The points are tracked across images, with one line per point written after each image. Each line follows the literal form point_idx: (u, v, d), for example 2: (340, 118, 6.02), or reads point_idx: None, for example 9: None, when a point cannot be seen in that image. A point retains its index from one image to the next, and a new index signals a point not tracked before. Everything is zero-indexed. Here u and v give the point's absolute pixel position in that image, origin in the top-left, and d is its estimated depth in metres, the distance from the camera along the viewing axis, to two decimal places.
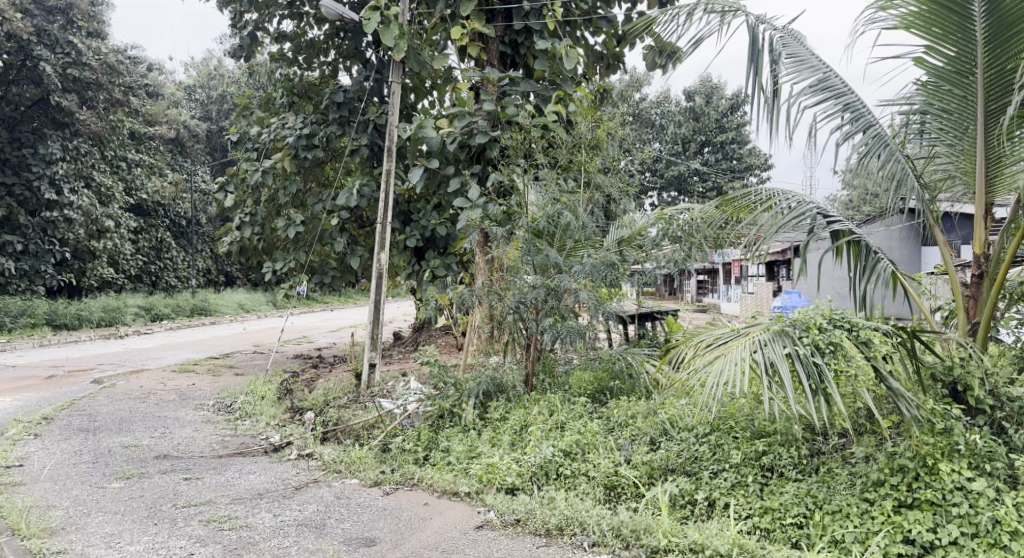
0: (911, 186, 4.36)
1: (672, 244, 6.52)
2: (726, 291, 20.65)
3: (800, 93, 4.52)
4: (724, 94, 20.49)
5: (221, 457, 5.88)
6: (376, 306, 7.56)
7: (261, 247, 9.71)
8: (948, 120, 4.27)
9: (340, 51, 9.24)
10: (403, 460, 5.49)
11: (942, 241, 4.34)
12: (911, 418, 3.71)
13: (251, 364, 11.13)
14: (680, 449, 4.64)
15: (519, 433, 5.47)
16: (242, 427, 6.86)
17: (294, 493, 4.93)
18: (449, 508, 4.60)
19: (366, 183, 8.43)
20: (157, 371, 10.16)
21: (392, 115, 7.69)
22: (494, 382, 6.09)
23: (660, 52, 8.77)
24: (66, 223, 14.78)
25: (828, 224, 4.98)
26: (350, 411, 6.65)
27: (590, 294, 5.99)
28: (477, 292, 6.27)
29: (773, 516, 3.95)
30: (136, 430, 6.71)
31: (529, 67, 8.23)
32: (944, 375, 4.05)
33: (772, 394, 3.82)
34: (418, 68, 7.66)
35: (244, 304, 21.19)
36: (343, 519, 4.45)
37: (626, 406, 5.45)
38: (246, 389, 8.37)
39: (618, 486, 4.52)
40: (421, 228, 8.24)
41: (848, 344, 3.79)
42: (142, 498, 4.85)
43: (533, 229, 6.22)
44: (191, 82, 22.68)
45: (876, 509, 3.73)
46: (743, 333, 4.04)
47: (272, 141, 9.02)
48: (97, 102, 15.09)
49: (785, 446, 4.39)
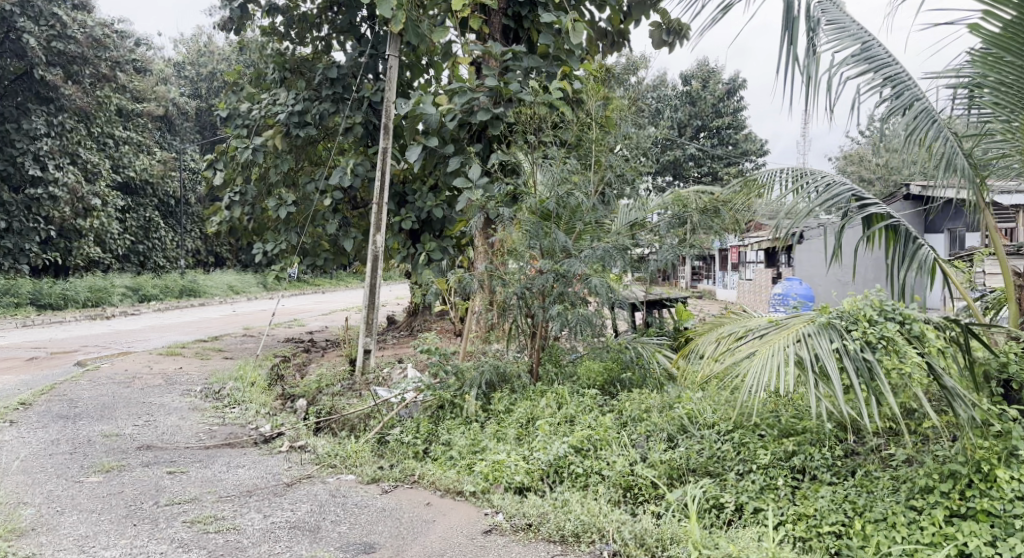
0: (960, 167, 4.05)
1: (681, 228, 6.16)
2: (721, 278, 20.34)
3: (842, 62, 4.15)
4: (720, 78, 19.98)
5: (208, 448, 5.52)
6: (371, 289, 7.20)
7: (252, 227, 9.30)
8: (1005, 94, 3.92)
9: (334, 25, 8.76)
10: (402, 455, 5.14)
11: (993, 227, 4.05)
12: (967, 420, 3.41)
13: (240, 348, 10.72)
14: (702, 447, 4.33)
15: (526, 426, 5.14)
16: (231, 416, 6.48)
17: (286, 490, 4.58)
18: (453, 509, 4.27)
19: (360, 160, 8.01)
20: (143, 354, 9.77)
21: (389, 91, 7.26)
22: (496, 372, 5.76)
23: (667, 29, 8.38)
24: (51, 201, 14.30)
25: (863, 207, 4.65)
26: (344, 399, 6.26)
27: (603, 280, 5.58)
28: (478, 276, 5.89)
29: (808, 524, 3.66)
30: (119, 418, 6.34)
31: (533, 42, 7.79)
32: (998, 372, 3.72)
33: (817, 394, 3.49)
34: (416, 42, 7.29)
35: (233, 286, 20.72)
36: (340, 521, 4.10)
37: (639, 399, 5.12)
38: (235, 375, 7.98)
39: (634, 487, 4.19)
40: (417, 209, 7.85)
41: (901, 339, 3.47)
42: (122, 494, 4.49)
43: (541, 210, 5.82)
44: (180, 59, 21.98)
45: (926, 519, 3.44)
46: (783, 326, 3.72)
47: (264, 117, 8.61)
48: (83, 76, 14.60)
49: (817, 446, 4.09)
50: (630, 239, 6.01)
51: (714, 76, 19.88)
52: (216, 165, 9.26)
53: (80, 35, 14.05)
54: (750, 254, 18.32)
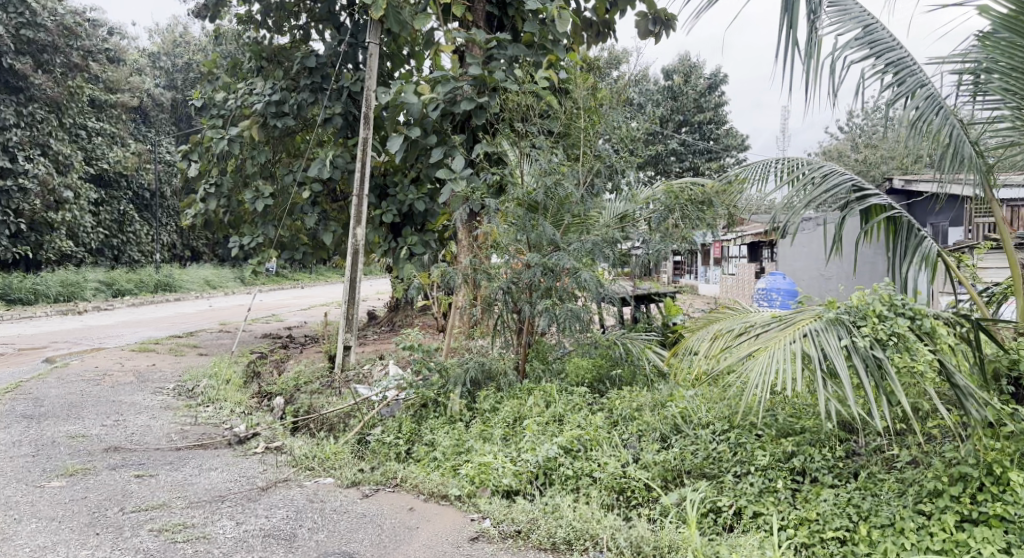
0: (967, 156, 3.93)
1: (674, 221, 5.88)
2: (704, 273, 20.25)
3: (846, 45, 4.01)
4: (702, 73, 19.81)
5: (179, 450, 5.27)
6: (351, 283, 6.94)
7: (228, 220, 8.99)
8: (1015, 80, 3.82)
9: (312, 14, 8.47)
10: (384, 456, 4.92)
11: (1000, 216, 3.94)
12: (978, 420, 3.28)
13: (216, 344, 10.40)
14: (696, 448, 4.14)
15: (513, 425, 4.93)
16: (204, 415, 6.21)
17: (261, 495, 4.34)
18: (436, 514, 4.05)
19: (340, 152, 7.74)
20: (114, 351, 9.42)
21: (370, 80, 6.99)
22: (482, 369, 5.54)
23: (652, 20, 8.18)
24: (21, 193, 13.87)
25: (863, 199, 4.49)
26: (323, 397, 5.99)
27: (591, 274, 5.34)
28: (461, 271, 5.65)
29: (811, 528, 3.50)
30: (86, 418, 6.05)
31: (517, 30, 7.55)
32: (1008, 371, 3.59)
33: (825, 394, 3.34)
34: (398, 29, 6.98)
35: (210, 281, 20.31)
36: (317, 529, 3.87)
37: (629, 397, 4.91)
38: (210, 371, 7.70)
39: (627, 489, 4.00)
40: (398, 203, 7.59)
41: (912, 336, 3.32)
42: (85, 500, 4.22)
43: (528, 201, 5.57)
44: (154, 49, 21.48)
45: (936, 525, 3.30)
46: (787, 321, 3.57)
47: (239, 107, 8.31)
48: (54, 66, 14.43)
49: (816, 447, 3.94)
50: (618, 231, 5.80)
51: (696, 70, 19.69)
52: (191, 156, 8.91)
53: (50, 23, 13.94)
54: (733, 249, 18.30)
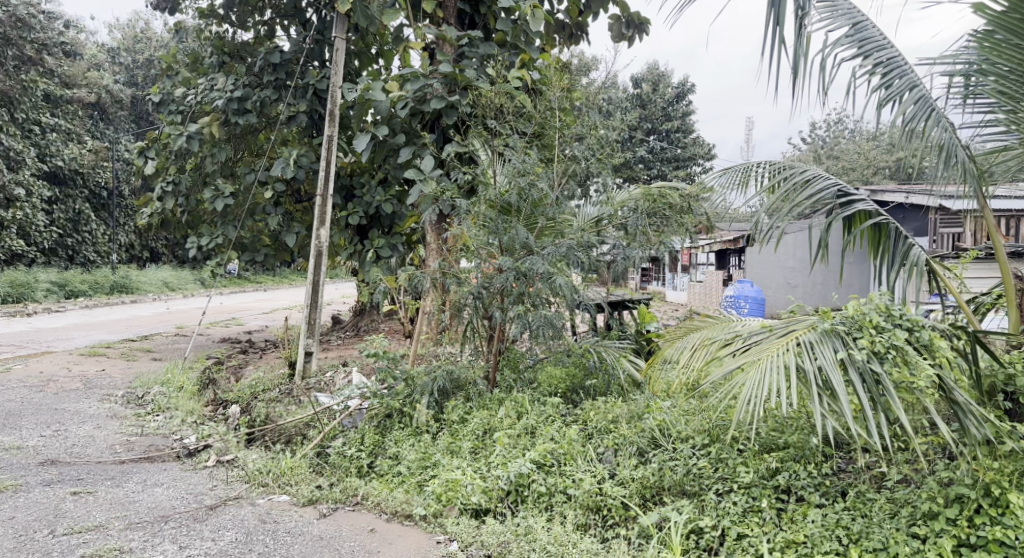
0: (960, 160, 3.79)
1: (653, 223, 5.69)
2: (670, 279, 20.20)
3: (837, 43, 3.85)
4: (671, 82, 19.80)
5: (123, 464, 4.90)
6: (313, 285, 6.59)
7: (185, 219, 8.56)
8: (1012, 83, 3.71)
9: (277, 8, 8.11)
10: (344, 473, 4.60)
11: (993, 222, 3.82)
12: (978, 439, 3.14)
13: (171, 348, 9.94)
14: (674, 463, 3.91)
15: (483, 438, 4.65)
16: (153, 425, 5.82)
17: (209, 515, 4.01)
18: (398, 536, 3.77)
19: (304, 151, 7.39)
20: (62, 355, 8.91)
21: (335, 76, 6.67)
22: (451, 378, 5.22)
23: (626, 22, 7.99)
24: None
25: (849, 203, 4.30)
26: (281, 406, 5.64)
27: (566, 280, 5.08)
28: (430, 274, 5.34)
29: (798, 551, 3.31)
30: (23, 428, 5.63)
31: (489, 28, 7.29)
32: (1004, 388, 3.46)
33: (821, 410, 3.15)
34: (365, 23, 6.62)
35: (169, 283, 19.67)
36: (269, 553, 3.58)
37: (605, 408, 4.66)
38: (162, 378, 7.29)
39: (603, 508, 3.77)
40: (365, 204, 7.27)
41: (910, 348, 3.16)
42: (13, 522, 3.85)
43: (501, 203, 5.33)
44: (114, 45, 20.80)
45: (931, 549, 3.14)
46: (777, 333, 3.37)
47: (198, 102, 7.91)
48: (5, 58, 13.89)
49: (801, 463, 3.75)
50: (594, 236, 5.58)
51: (664, 79, 19.70)
52: (146, 153, 8.47)
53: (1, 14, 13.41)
54: (701, 255, 18.24)
